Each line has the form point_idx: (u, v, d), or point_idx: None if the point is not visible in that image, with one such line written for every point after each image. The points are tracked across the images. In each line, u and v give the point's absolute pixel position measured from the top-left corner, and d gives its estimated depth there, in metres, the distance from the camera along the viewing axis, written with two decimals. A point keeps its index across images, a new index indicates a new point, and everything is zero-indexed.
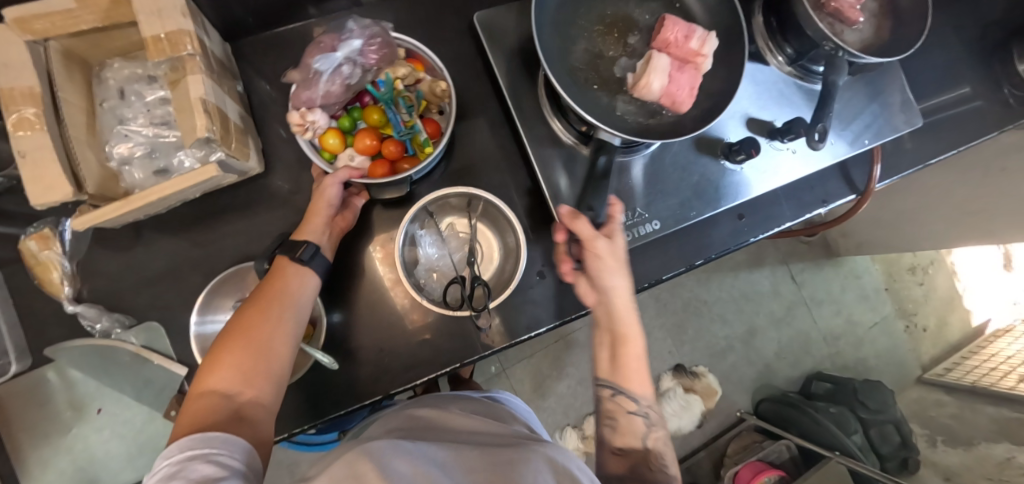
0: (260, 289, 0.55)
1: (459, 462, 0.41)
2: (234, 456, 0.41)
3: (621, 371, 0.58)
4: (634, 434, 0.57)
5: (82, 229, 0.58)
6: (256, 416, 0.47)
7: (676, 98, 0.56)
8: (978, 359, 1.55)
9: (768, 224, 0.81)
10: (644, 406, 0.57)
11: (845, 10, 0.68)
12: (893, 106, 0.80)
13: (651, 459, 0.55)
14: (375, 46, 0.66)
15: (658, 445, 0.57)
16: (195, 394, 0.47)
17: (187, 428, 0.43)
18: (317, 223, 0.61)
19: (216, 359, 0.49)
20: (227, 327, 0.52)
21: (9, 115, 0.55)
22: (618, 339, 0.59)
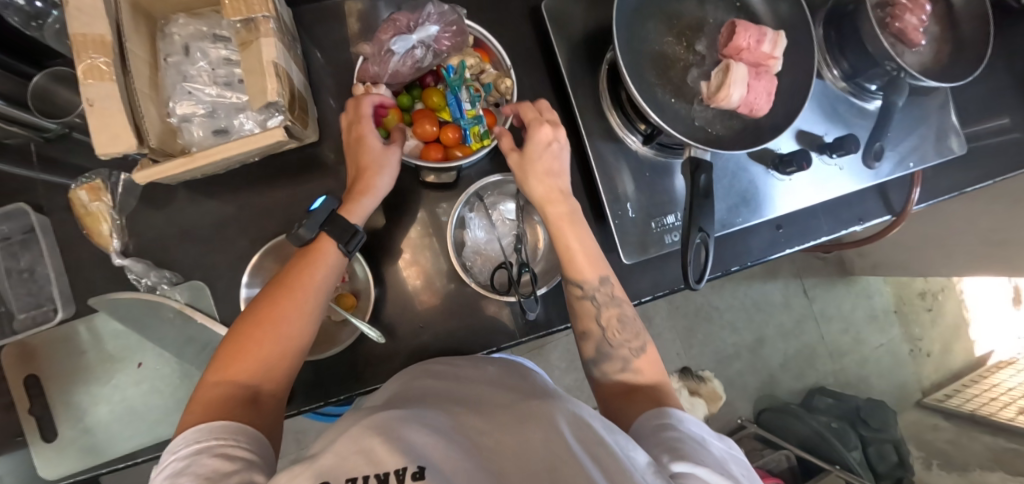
0: (285, 274, 0.54)
1: (471, 422, 0.38)
2: (244, 447, 0.40)
3: (564, 264, 0.59)
4: (589, 317, 0.59)
5: (142, 183, 0.57)
6: (268, 408, 0.48)
7: (755, 106, 0.58)
8: (977, 388, 1.58)
9: (804, 237, 0.81)
10: (589, 288, 0.59)
11: (909, 32, 0.68)
12: (941, 131, 0.81)
13: (611, 334, 0.58)
14: (449, 33, 0.66)
15: (613, 319, 0.59)
16: (209, 382, 0.47)
17: (199, 416, 0.43)
18: (364, 203, 0.59)
19: (235, 348, 0.49)
20: (245, 316, 0.51)
21: (80, 63, 0.54)
22: (563, 220, 0.59)
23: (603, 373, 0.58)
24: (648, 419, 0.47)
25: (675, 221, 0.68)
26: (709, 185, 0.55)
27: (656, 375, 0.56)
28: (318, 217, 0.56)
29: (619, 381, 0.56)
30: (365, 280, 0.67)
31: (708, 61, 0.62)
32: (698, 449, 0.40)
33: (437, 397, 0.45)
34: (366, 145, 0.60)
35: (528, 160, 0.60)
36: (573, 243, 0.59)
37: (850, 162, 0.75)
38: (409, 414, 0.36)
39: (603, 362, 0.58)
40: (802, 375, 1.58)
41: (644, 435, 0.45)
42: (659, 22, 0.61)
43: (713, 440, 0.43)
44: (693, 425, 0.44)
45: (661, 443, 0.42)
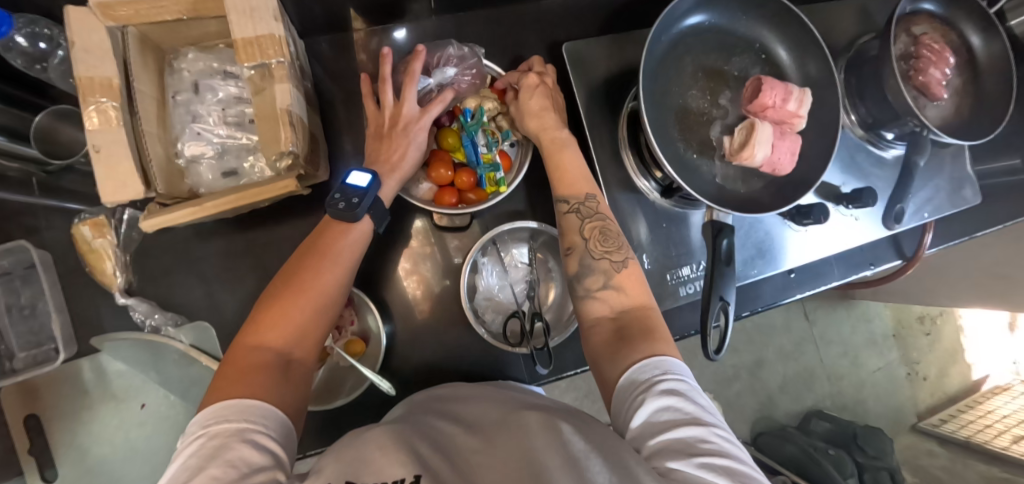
0: (314, 244, 0.53)
1: (457, 441, 0.39)
2: (271, 437, 0.36)
3: (555, 179, 0.61)
4: (574, 231, 0.58)
5: (149, 229, 0.55)
6: (302, 376, 0.45)
7: (778, 165, 0.57)
8: (972, 415, 1.60)
9: (814, 281, 0.79)
10: (574, 202, 0.59)
11: (932, 86, 0.68)
12: (958, 181, 0.80)
13: (594, 246, 0.57)
14: (467, 76, 0.68)
15: (596, 230, 0.58)
16: (244, 346, 0.44)
17: (233, 381, 0.40)
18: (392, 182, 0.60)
19: (270, 311, 0.46)
20: (277, 283, 0.49)
21: (87, 108, 0.52)
22: (552, 147, 0.62)
23: (586, 291, 0.55)
24: (625, 384, 0.44)
25: (690, 273, 0.67)
26: (730, 251, 0.54)
27: (642, 296, 0.54)
28: (365, 200, 0.54)
29: (602, 299, 0.54)
30: (378, 334, 0.67)
31: (731, 114, 0.61)
32: (680, 416, 0.39)
33: (426, 415, 0.47)
34: (417, 137, 0.61)
35: (523, 104, 0.64)
36: (566, 163, 0.61)
37: (867, 213, 0.75)
38: (399, 429, 0.39)
39: (586, 276, 0.55)
40: (800, 397, 1.58)
41: (624, 404, 0.44)
42: (685, 74, 0.60)
43: (694, 395, 0.42)
44: (672, 381, 0.42)
45: (643, 417, 0.40)
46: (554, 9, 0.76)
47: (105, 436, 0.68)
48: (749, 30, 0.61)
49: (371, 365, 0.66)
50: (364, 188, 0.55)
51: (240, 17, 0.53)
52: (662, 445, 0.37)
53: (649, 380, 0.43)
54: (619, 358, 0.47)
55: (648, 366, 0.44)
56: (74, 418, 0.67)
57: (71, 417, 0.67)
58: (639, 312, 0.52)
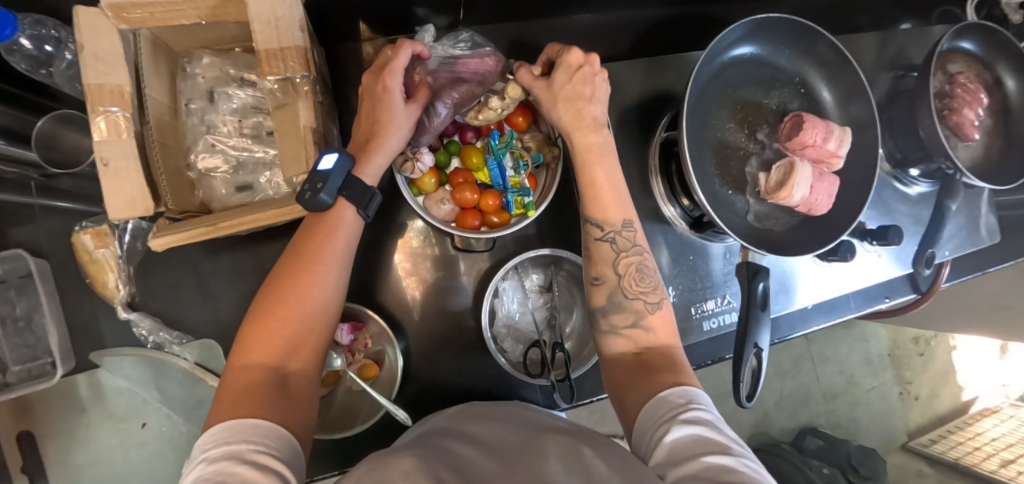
0: (298, 242, 0.45)
1: (480, 467, 0.33)
2: (276, 457, 0.31)
3: (586, 201, 0.53)
4: (605, 261, 0.52)
5: (158, 249, 0.50)
6: (302, 392, 0.39)
7: (815, 206, 0.56)
8: (961, 436, 1.63)
9: (831, 312, 0.75)
10: (608, 228, 0.52)
11: (966, 127, 0.67)
12: (977, 221, 0.80)
13: (628, 284, 0.51)
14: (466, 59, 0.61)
15: (631, 267, 0.52)
16: (234, 370, 0.38)
17: (227, 411, 0.34)
18: (374, 162, 0.50)
19: (259, 327, 0.40)
20: (264, 290, 0.42)
21: (94, 117, 0.47)
22: (584, 159, 0.53)
23: (610, 327, 0.50)
24: (650, 410, 0.40)
25: (714, 307, 0.66)
26: (766, 294, 0.54)
27: (668, 336, 0.49)
28: (335, 181, 0.45)
29: (627, 337, 0.49)
30: (394, 360, 0.64)
31: (767, 149, 0.60)
32: (706, 442, 0.34)
33: (439, 437, 0.40)
34: (388, 100, 0.49)
35: (555, 84, 0.52)
36: (599, 178, 0.53)
37: (890, 250, 0.74)
38: (420, 453, 0.32)
39: (613, 312, 0.50)
40: (796, 415, 1.58)
41: (647, 435, 0.39)
42: (723, 107, 0.60)
43: (724, 428, 0.37)
44: (697, 411, 0.38)
45: (665, 443, 0.36)
46: (583, 24, 0.73)
47: (98, 455, 0.64)
48: (791, 63, 0.61)
49: (386, 392, 0.64)
50: (329, 170, 0.45)
51: (263, 26, 0.49)
52: (685, 468, 0.32)
53: (674, 408, 0.39)
54: (643, 387, 0.43)
55: (673, 394, 0.40)
56: (68, 436, 0.64)
57: (65, 434, 0.64)
58: (663, 352, 0.47)
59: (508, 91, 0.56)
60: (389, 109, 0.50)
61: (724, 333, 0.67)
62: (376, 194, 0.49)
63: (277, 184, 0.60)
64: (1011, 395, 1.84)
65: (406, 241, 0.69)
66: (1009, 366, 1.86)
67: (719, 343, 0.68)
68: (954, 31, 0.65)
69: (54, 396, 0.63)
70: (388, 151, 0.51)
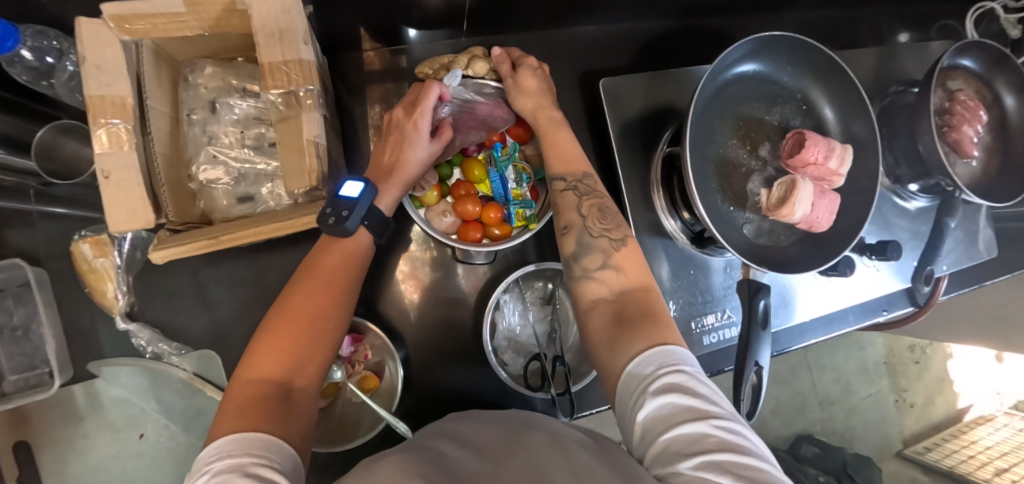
0: (310, 264, 0.46)
1: (474, 471, 0.31)
2: (279, 469, 0.30)
3: (549, 159, 0.54)
4: (571, 207, 0.51)
5: (159, 261, 0.50)
6: (304, 410, 0.38)
7: (815, 223, 0.56)
8: (956, 444, 1.64)
9: (829, 325, 0.75)
10: (570, 178, 0.52)
11: (965, 144, 0.67)
12: (975, 235, 0.81)
13: (593, 223, 0.49)
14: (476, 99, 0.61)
15: (594, 207, 0.51)
16: (238, 383, 0.37)
17: (228, 425, 0.33)
18: (394, 191, 0.52)
19: (267, 341, 0.39)
20: (275, 307, 0.43)
21: (95, 129, 0.47)
22: (546, 129, 0.56)
23: (582, 271, 0.47)
24: (621, 379, 0.37)
25: (714, 321, 0.66)
26: (767, 312, 0.54)
27: (642, 275, 0.46)
28: (361, 210, 0.47)
29: (600, 280, 0.46)
30: (393, 374, 0.63)
31: (770, 166, 0.60)
32: (681, 411, 0.32)
33: (427, 437, 0.39)
34: (415, 138, 0.53)
35: (518, 81, 0.58)
36: (560, 141, 0.55)
37: (889, 264, 0.75)
38: (408, 455, 0.32)
39: (584, 255, 0.48)
40: (792, 422, 1.57)
41: (623, 405, 0.37)
42: (725, 124, 0.60)
43: (697, 383, 0.34)
44: (669, 371, 0.35)
45: (641, 422, 0.33)
46: (585, 36, 0.73)
47: (94, 466, 0.64)
48: (794, 80, 0.61)
49: (386, 403, 0.63)
50: (355, 198, 0.47)
51: (268, 38, 0.49)
52: (663, 451, 0.31)
53: (643, 376, 0.35)
54: (620, 350, 0.39)
55: (642, 358, 0.37)
56: (64, 446, 0.63)
57: (60, 444, 0.63)
58: (640, 293, 0.44)
59: (474, 66, 0.60)
60: (415, 144, 0.53)
61: (724, 347, 0.67)
62: (386, 219, 0.51)
63: (279, 195, 0.60)
64: (1005, 403, 1.85)
65: (406, 251, 0.69)
66: (1004, 374, 1.86)
67: (717, 356, 0.69)
68: (955, 48, 0.65)
69: (50, 406, 0.63)
70: (408, 184, 0.54)
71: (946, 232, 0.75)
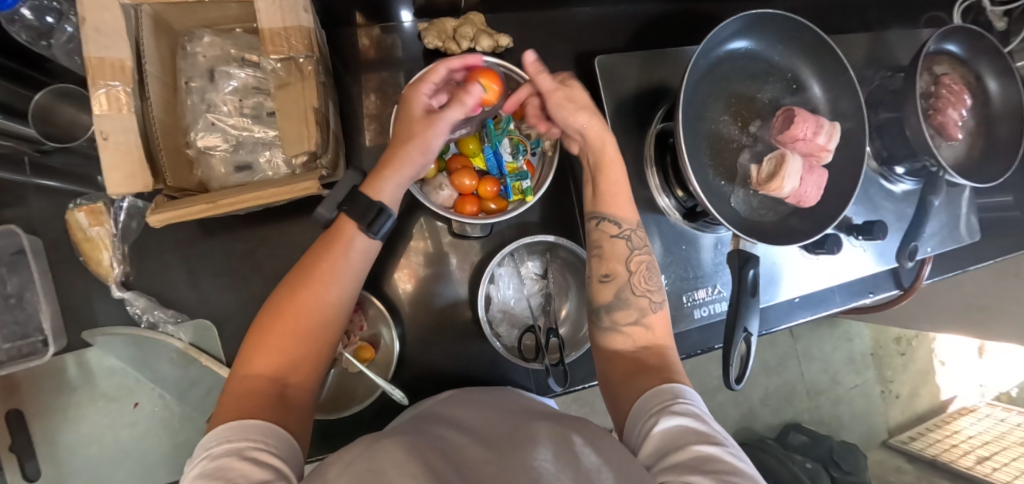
0: (308, 259, 0.46)
1: (468, 452, 0.34)
2: (275, 454, 0.32)
3: (603, 199, 0.56)
4: (617, 257, 0.55)
5: (156, 225, 0.50)
6: (299, 405, 0.39)
7: (803, 198, 0.58)
8: (939, 434, 1.68)
9: (817, 305, 0.77)
10: (626, 227, 0.55)
11: (949, 126, 0.69)
12: (959, 219, 0.83)
13: (637, 281, 0.54)
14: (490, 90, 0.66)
15: (641, 265, 0.55)
16: (236, 378, 0.38)
17: (227, 414, 0.35)
18: (391, 181, 0.50)
19: (262, 340, 0.40)
20: (272, 299, 0.43)
21: (94, 90, 0.47)
22: (598, 165, 0.56)
23: (612, 323, 0.52)
24: (644, 397, 0.42)
25: (705, 296, 0.67)
26: (756, 280, 0.56)
27: (664, 337, 0.51)
28: (338, 194, 0.50)
29: (627, 334, 0.51)
30: (390, 343, 0.64)
31: (760, 142, 0.62)
32: (693, 431, 0.36)
33: (430, 423, 0.41)
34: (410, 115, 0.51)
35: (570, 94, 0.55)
36: (616, 181, 0.56)
37: (875, 245, 0.77)
38: (408, 441, 0.32)
39: (617, 308, 0.53)
40: (781, 410, 1.59)
41: (638, 422, 0.41)
42: (719, 101, 0.61)
43: (710, 419, 0.39)
44: (686, 404, 0.40)
45: (655, 435, 0.37)
46: (583, 17, 0.74)
47: (85, 435, 0.64)
48: (785, 59, 0.63)
49: (382, 374, 0.64)
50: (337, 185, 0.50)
51: (268, 5, 0.49)
52: (674, 458, 0.34)
53: (665, 400, 0.41)
54: None
55: (665, 389, 0.42)
56: (57, 415, 0.63)
57: (53, 413, 0.63)
58: (658, 351, 0.49)
59: (481, 42, 0.66)
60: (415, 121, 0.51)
61: (713, 321, 0.69)
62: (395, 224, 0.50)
63: (276, 165, 0.61)
64: (988, 395, 1.89)
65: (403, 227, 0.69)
66: (987, 367, 1.91)
67: (707, 333, 0.70)
68: (941, 34, 0.67)
69: (41, 375, 0.63)
70: (406, 175, 0.52)
71: (930, 215, 0.77)
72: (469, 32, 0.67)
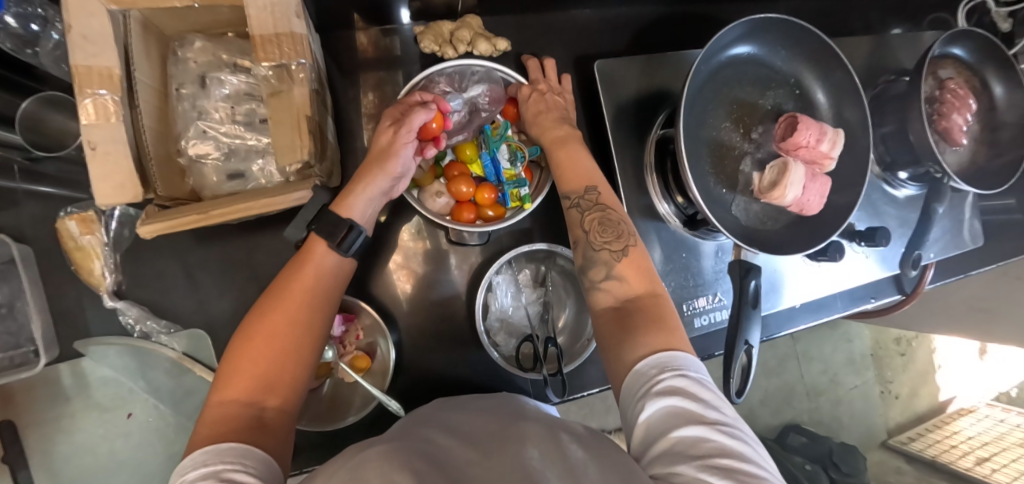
0: (282, 279, 0.45)
1: (455, 453, 0.33)
2: (254, 474, 0.32)
3: (560, 175, 0.56)
4: (574, 224, 0.53)
5: (146, 236, 0.49)
6: (280, 426, 0.38)
7: (806, 206, 0.57)
8: (938, 434, 1.68)
9: (819, 312, 0.76)
10: (574, 196, 0.54)
11: (955, 132, 0.68)
12: (962, 224, 0.82)
13: (595, 237, 0.52)
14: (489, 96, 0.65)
15: (596, 222, 0.52)
16: (213, 404, 0.37)
17: (202, 442, 0.34)
18: (364, 193, 0.51)
19: (237, 362, 0.39)
20: (247, 319, 0.42)
21: (82, 99, 0.46)
22: (556, 142, 0.58)
23: (589, 282, 0.51)
24: (629, 377, 0.40)
25: (705, 304, 0.67)
26: (757, 291, 0.55)
27: (647, 283, 0.48)
28: (308, 213, 0.51)
29: (606, 291, 0.49)
30: (386, 353, 0.63)
31: (762, 149, 0.61)
32: (680, 411, 0.34)
33: (422, 427, 0.39)
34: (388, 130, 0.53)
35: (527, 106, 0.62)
36: (570, 156, 0.57)
37: (877, 251, 0.76)
38: (395, 448, 0.31)
39: (589, 268, 0.51)
40: (780, 412, 1.59)
41: (627, 405, 0.39)
42: (720, 107, 0.60)
43: (698, 387, 0.37)
44: (670, 378, 0.37)
45: (642, 424, 0.35)
46: (582, 20, 0.73)
47: (79, 446, 0.63)
48: (788, 64, 0.62)
49: (379, 384, 0.63)
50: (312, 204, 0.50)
51: (259, 11, 0.48)
52: (664, 448, 0.33)
53: (647, 379, 0.38)
54: (624, 351, 0.42)
55: (647, 362, 0.40)
56: (49, 426, 0.62)
57: (46, 424, 0.62)
58: (646, 300, 0.46)
59: (479, 47, 0.65)
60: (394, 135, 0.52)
61: (713, 330, 0.68)
62: (369, 240, 0.51)
63: (269, 173, 0.60)
64: (988, 396, 1.89)
65: (400, 236, 0.68)
66: (988, 367, 1.90)
67: (707, 340, 0.70)
68: (946, 37, 0.66)
69: (32, 386, 0.62)
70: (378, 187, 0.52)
71: (933, 220, 0.76)
72: (466, 35, 0.65)
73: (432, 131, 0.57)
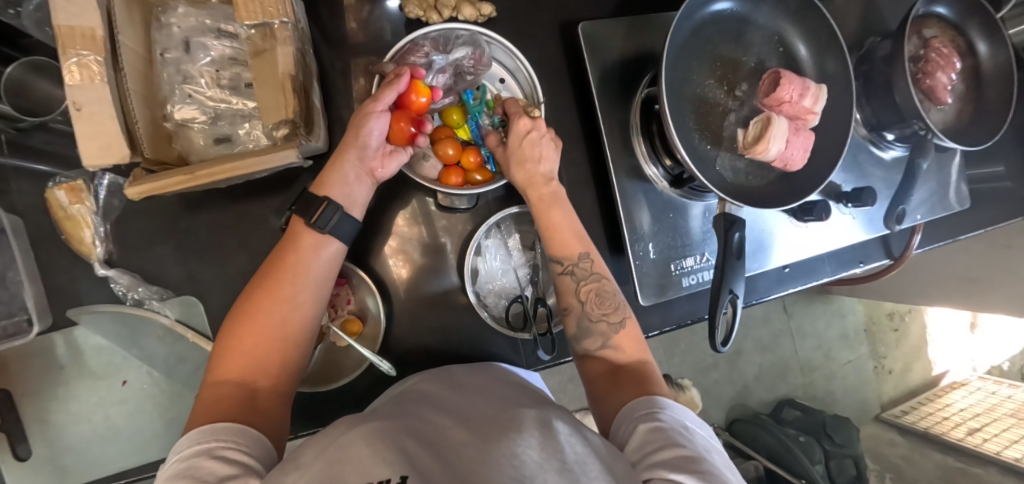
0: (271, 264, 0.46)
1: (452, 434, 0.34)
2: (246, 452, 0.33)
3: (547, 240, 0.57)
4: (567, 292, 0.55)
5: (135, 198, 0.49)
6: (272, 407, 0.40)
7: (790, 161, 0.57)
8: (931, 407, 1.69)
9: (807, 276, 0.77)
10: (568, 262, 0.56)
11: (938, 90, 0.69)
12: (948, 187, 0.83)
13: (591, 308, 0.54)
14: (474, 59, 0.65)
15: (592, 293, 0.55)
16: (208, 385, 0.40)
17: (199, 421, 0.36)
18: (342, 174, 0.51)
19: (229, 345, 0.41)
20: (239, 303, 0.44)
21: (66, 60, 0.45)
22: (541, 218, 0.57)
23: (585, 350, 0.53)
24: (633, 403, 0.43)
25: (693, 264, 0.68)
26: (742, 244, 0.56)
27: (638, 352, 0.52)
28: (340, 230, 0.49)
29: (600, 358, 0.52)
30: (377, 316, 0.64)
31: (747, 106, 0.62)
32: (674, 433, 0.37)
33: (417, 405, 0.41)
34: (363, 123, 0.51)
35: (516, 151, 0.58)
36: (556, 219, 0.57)
37: (863, 213, 0.76)
38: (388, 426, 0.33)
39: (585, 338, 0.53)
40: (775, 387, 1.60)
41: (625, 424, 0.41)
42: (704, 65, 0.60)
43: (696, 429, 0.39)
44: (672, 413, 0.40)
45: (639, 432, 0.38)
46: None
47: (72, 415, 0.63)
48: (770, 22, 0.62)
49: (370, 347, 0.64)
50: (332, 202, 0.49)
51: None
52: (661, 456, 0.34)
53: (651, 409, 0.41)
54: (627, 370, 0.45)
55: (650, 399, 0.42)
56: (43, 395, 0.63)
57: (39, 393, 0.62)
58: (635, 367, 0.50)
59: (463, 11, 0.65)
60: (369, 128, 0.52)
61: (701, 290, 0.69)
62: (359, 227, 0.51)
63: (257, 137, 0.61)
64: (980, 369, 1.91)
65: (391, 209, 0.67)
66: (980, 341, 1.92)
67: (695, 302, 0.71)
68: None
69: (27, 355, 0.62)
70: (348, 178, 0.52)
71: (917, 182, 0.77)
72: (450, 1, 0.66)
73: (404, 133, 0.55)
